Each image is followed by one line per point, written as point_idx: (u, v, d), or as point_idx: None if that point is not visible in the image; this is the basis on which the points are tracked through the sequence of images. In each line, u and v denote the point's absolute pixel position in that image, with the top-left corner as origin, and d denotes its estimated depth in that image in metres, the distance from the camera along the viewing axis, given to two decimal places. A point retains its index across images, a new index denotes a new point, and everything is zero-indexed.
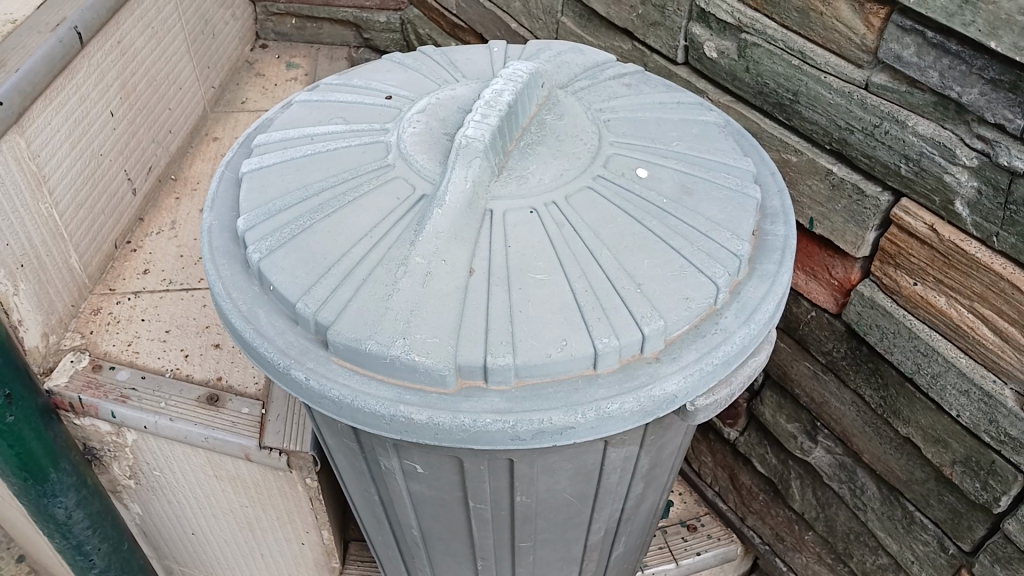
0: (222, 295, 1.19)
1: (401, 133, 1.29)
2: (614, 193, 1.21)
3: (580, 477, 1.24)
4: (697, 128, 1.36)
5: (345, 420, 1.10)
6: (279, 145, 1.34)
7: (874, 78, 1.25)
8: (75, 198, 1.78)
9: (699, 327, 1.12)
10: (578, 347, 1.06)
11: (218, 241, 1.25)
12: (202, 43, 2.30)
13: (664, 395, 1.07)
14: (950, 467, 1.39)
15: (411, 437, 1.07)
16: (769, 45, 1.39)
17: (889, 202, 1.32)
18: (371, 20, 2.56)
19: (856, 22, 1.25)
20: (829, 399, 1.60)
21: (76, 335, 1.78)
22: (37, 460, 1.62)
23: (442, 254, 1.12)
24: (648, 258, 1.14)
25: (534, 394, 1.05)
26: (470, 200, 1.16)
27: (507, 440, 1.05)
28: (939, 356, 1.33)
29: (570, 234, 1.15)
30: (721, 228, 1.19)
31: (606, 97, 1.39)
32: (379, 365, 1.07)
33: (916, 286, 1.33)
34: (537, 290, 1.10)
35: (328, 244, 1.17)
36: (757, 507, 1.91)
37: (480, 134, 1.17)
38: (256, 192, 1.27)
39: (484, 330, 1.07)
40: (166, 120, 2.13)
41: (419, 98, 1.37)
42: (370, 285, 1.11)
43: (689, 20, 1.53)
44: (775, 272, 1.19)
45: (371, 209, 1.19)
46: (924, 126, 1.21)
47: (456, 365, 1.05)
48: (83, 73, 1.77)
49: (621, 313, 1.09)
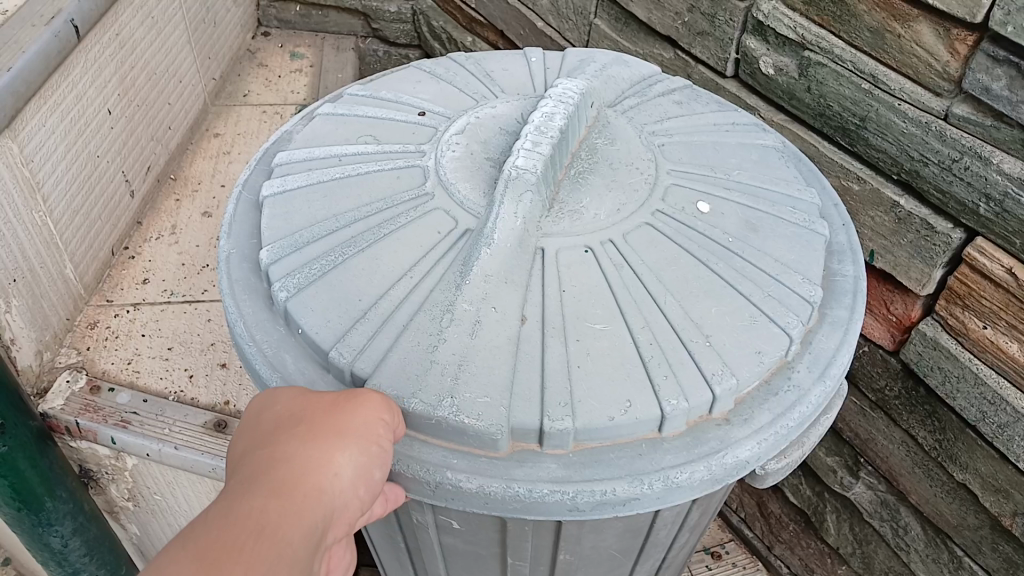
0: (243, 336, 1.07)
1: (440, 156, 1.18)
2: (675, 231, 1.11)
3: (628, 534, 1.15)
4: (757, 153, 1.26)
5: (382, 482, 1.00)
6: (303, 165, 1.22)
7: (954, 109, 1.15)
8: (71, 204, 1.65)
9: (771, 383, 1.03)
10: (644, 410, 0.95)
11: (237, 273, 1.13)
12: (203, 31, 2.16)
13: (736, 462, 0.98)
14: (1010, 518, 1.31)
15: (458, 505, 0.97)
16: (835, 65, 1.28)
17: (961, 240, 1.23)
18: (382, 10, 2.49)
19: (939, 48, 1.15)
20: (876, 436, 1.52)
21: (72, 352, 1.66)
22: (32, 490, 1.51)
23: (493, 300, 1.01)
24: (715, 306, 1.04)
25: (596, 460, 0.95)
26: (521, 239, 1.05)
27: (564, 510, 0.95)
28: (1007, 406, 1.24)
29: (630, 277, 1.05)
30: (792, 271, 1.10)
31: (658, 117, 1.29)
32: (422, 426, 0.96)
33: (985, 329, 1.25)
34: (597, 342, 1.00)
35: (363, 283, 1.05)
36: (786, 536, 1.85)
37: (532, 165, 1.07)
38: (280, 219, 1.15)
39: (541, 389, 0.96)
40: (165, 115, 2.00)
41: (458, 115, 1.26)
42: (412, 332, 1.00)
43: (742, 32, 1.42)
44: (847, 318, 1.10)
45: (409, 244, 1.08)
46: (1010, 165, 1.11)
47: (509, 428, 0.94)
48: (80, 69, 1.64)
49: (690, 371, 0.98)
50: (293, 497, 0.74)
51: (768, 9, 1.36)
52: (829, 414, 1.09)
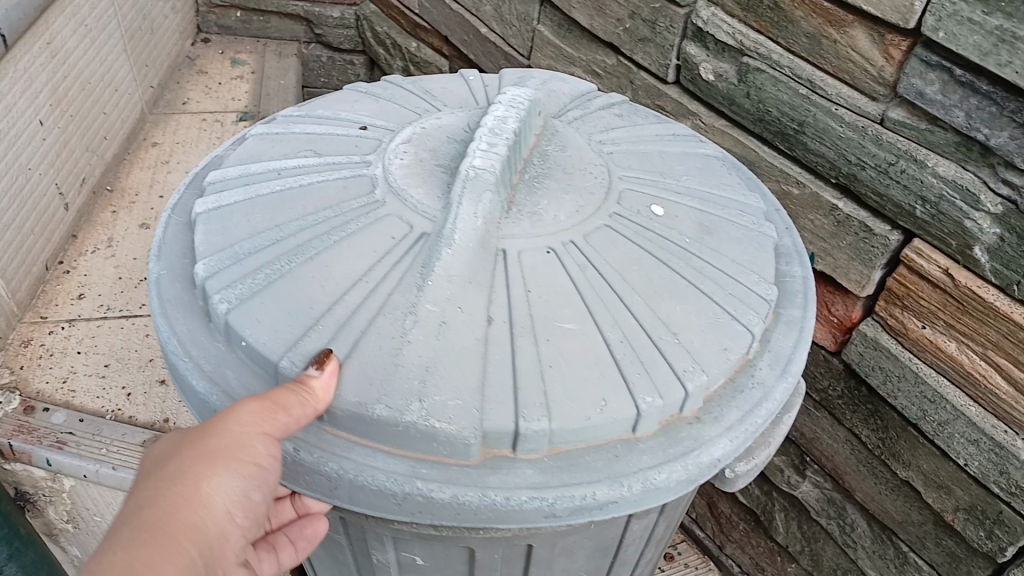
0: (177, 355, 0.96)
1: (386, 165, 1.11)
2: (632, 231, 1.04)
3: (597, 553, 1.09)
4: (700, 161, 1.24)
5: (338, 500, 0.88)
6: (239, 181, 1.14)
7: (890, 112, 1.17)
8: (2, 218, 1.59)
9: (736, 381, 0.97)
10: (620, 409, 0.87)
11: (168, 291, 1.03)
12: (138, 38, 2.12)
13: (711, 462, 0.91)
14: (952, 513, 1.34)
15: (426, 519, 0.86)
16: (773, 71, 1.30)
17: (898, 242, 1.25)
18: (324, 15, 2.47)
19: (874, 54, 1.16)
20: (821, 436, 1.54)
21: (5, 372, 1.60)
22: None
23: (457, 301, 0.92)
24: (679, 305, 0.98)
25: (574, 464, 0.87)
26: (482, 240, 0.98)
27: (540, 518, 0.86)
28: (948, 404, 1.27)
29: (595, 276, 0.98)
30: (747, 270, 1.05)
31: (603, 128, 1.27)
32: (385, 434, 0.86)
33: (925, 330, 1.27)
34: (568, 343, 0.91)
35: (312, 290, 0.95)
36: (737, 536, 1.86)
37: (490, 165, 1.01)
38: (215, 233, 1.05)
39: (513, 391, 0.87)
40: (100, 125, 1.95)
41: (401, 130, 1.20)
42: (373, 336, 0.90)
43: (682, 38, 1.43)
44: (800, 318, 1.06)
45: (360, 249, 0.99)
46: (945, 167, 1.14)
47: (482, 433, 0.85)
48: (9, 79, 1.58)
49: (662, 368, 0.91)
50: (163, 536, 0.76)
51: (707, 15, 1.36)
52: (790, 415, 1.05)
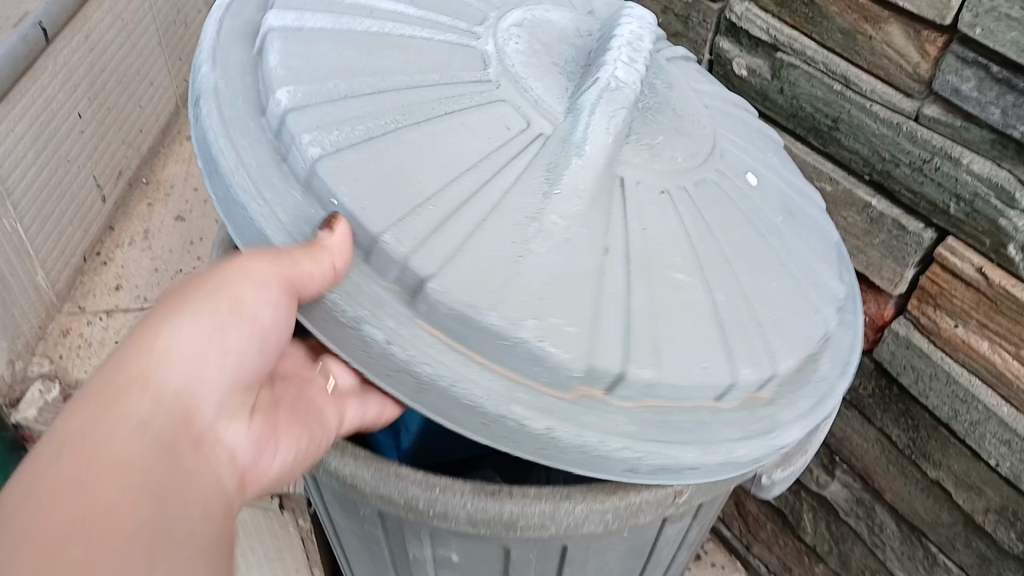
0: (236, 175, 0.84)
1: (501, 44, 1.00)
2: (729, 189, 0.98)
3: (631, 555, 1.07)
4: (779, 139, 1.16)
5: (418, 411, 0.82)
6: (321, 2, 1.02)
7: (925, 109, 1.16)
8: (42, 210, 1.63)
9: (807, 367, 0.94)
10: (718, 374, 0.84)
11: (230, 106, 0.91)
12: (174, 33, 2.15)
13: (788, 440, 0.89)
14: (982, 514, 1.33)
15: (507, 448, 0.82)
16: (807, 67, 1.29)
17: (932, 240, 1.24)
18: None
19: (910, 50, 1.15)
20: (850, 435, 1.53)
21: (44, 360, 1.63)
22: None
23: (585, 223, 0.86)
24: (774, 277, 0.93)
25: (666, 422, 0.83)
26: (609, 156, 0.90)
27: (618, 471, 0.83)
28: (979, 404, 1.26)
29: (702, 227, 0.92)
30: (829, 263, 1.02)
31: (697, 78, 1.16)
32: (495, 351, 0.80)
33: (957, 329, 1.26)
34: (677, 292, 0.86)
35: (422, 164, 0.86)
36: (764, 535, 1.86)
37: (632, 81, 0.95)
38: (298, 57, 0.94)
39: (625, 329, 0.82)
40: (137, 118, 1.98)
41: (506, 2, 1.09)
42: (485, 235, 0.83)
43: (716, 34, 1.43)
44: (852, 319, 1.01)
45: (473, 133, 0.90)
46: (979, 165, 1.13)
47: (590, 367, 0.80)
48: (49, 72, 1.61)
49: (754, 338, 0.88)
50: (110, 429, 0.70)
51: (741, 11, 1.36)
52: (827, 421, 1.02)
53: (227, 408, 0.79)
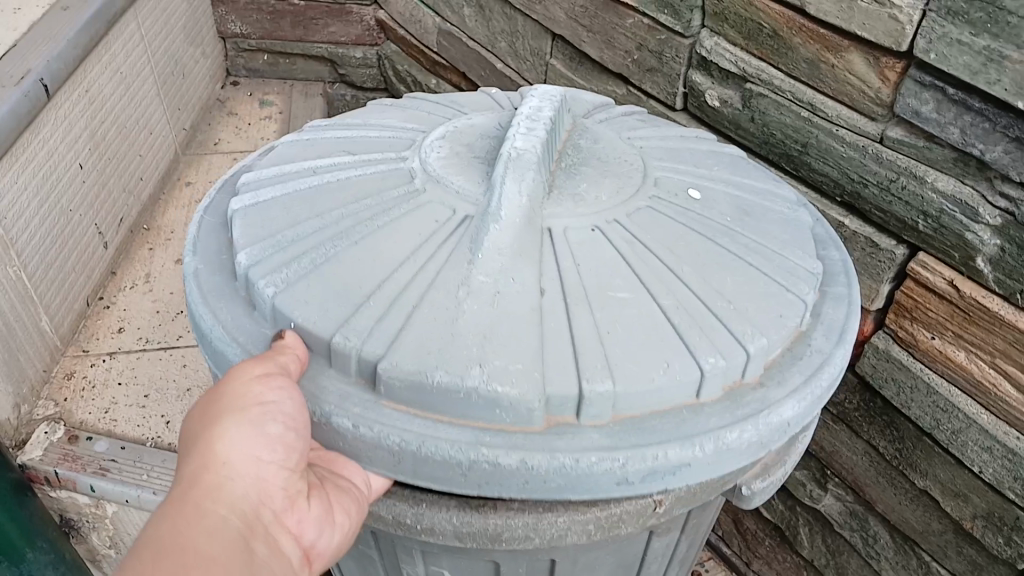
0: (223, 340, 0.95)
1: (424, 159, 1.10)
2: (675, 211, 1.04)
3: (622, 570, 1.11)
4: (727, 158, 1.21)
5: (403, 476, 0.88)
6: (275, 176, 1.13)
7: (889, 131, 1.22)
8: (46, 258, 1.68)
9: (794, 350, 0.97)
10: (682, 370, 0.87)
11: (209, 284, 1.02)
12: (171, 83, 2.22)
13: (780, 423, 0.91)
14: (970, 521, 1.36)
15: (494, 491, 0.85)
16: (776, 95, 1.35)
17: (904, 256, 1.29)
18: (348, 56, 2.55)
19: (871, 76, 1.21)
20: (840, 448, 1.57)
21: (50, 404, 1.67)
22: (12, 543, 1.53)
23: (511, 274, 0.93)
24: (731, 277, 0.97)
25: (639, 427, 0.86)
26: (528, 218, 0.97)
27: (613, 487, 0.86)
28: (960, 413, 1.30)
29: (642, 251, 0.97)
30: (792, 247, 1.04)
31: (631, 127, 1.24)
32: (448, 403, 0.85)
33: (933, 340, 1.30)
34: (624, 310, 0.91)
35: (361, 273, 0.95)
36: (763, 551, 1.89)
37: (531, 146, 1.01)
38: (255, 222, 1.04)
39: (573, 354, 0.87)
40: (137, 166, 2.04)
41: (433, 128, 1.19)
42: (426, 313, 0.89)
43: (688, 67, 1.49)
44: (847, 293, 1.06)
45: (407, 233, 0.99)
46: (944, 182, 1.18)
47: (546, 398, 0.84)
48: (51, 126, 1.68)
49: (721, 332, 0.91)
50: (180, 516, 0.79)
51: (711, 45, 1.42)
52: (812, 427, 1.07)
53: (283, 486, 0.85)
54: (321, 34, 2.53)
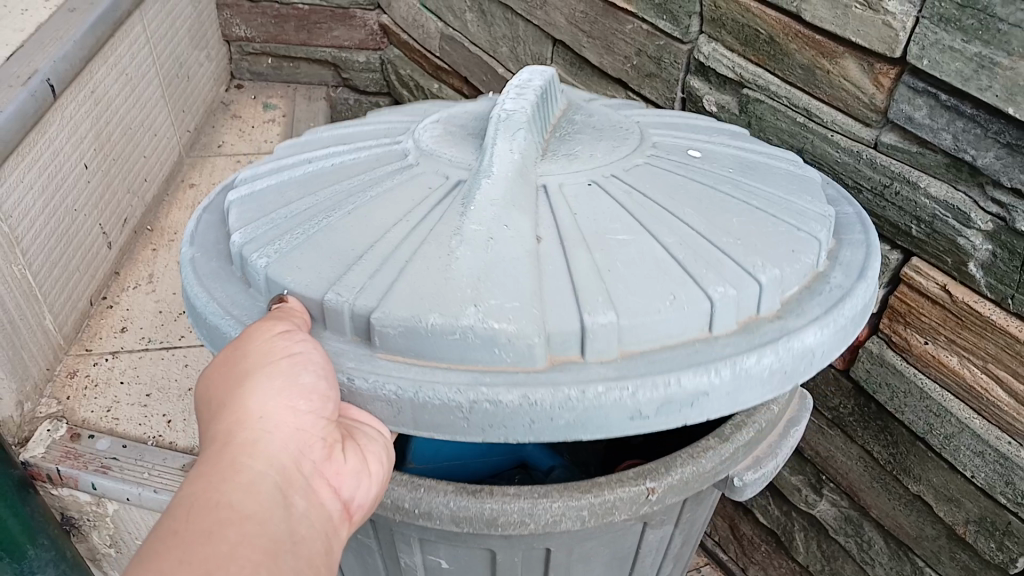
0: (217, 315, 0.96)
1: (417, 139, 1.13)
2: (674, 166, 1.07)
3: (614, 564, 1.12)
4: (734, 129, 1.24)
5: (406, 427, 0.86)
6: (269, 173, 1.16)
7: (883, 137, 1.23)
8: (50, 257, 1.70)
9: (812, 286, 0.98)
10: (690, 301, 0.87)
11: (205, 269, 1.04)
12: (176, 85, 2.24)
13: (803, 348, 0.90)
14: (963, 525, 1.37)
15: (499, 435, 0.84)
16: (772, 101, 1.36)
17: (898, 261, 1.30)
18: (350, 60, 2.57)
19: (865, 82, 1.22)
20: (835, 454, 1.57)
21: (52, 402, 1.69)
22: (14, 538, 1.54)
23: (504, 220, 0.92)
24: (735, 219, 0.98)
25: (650, 360, 0.86)
26: (519, 172, 0.99)
27: (626, 424, 0.85)
28: (952, 417, 1.30)
29: (641, 198, 0.99)
30: (802, 195, 1.07)
31: (626, 110, 1.26)
32: (445, 350, 0.84)
33: (927, 345, 1.31)
34: (624, 249, 0.92)
35: (355, 233, 0.96)
36: (759, 557, 1.88)
37: (519, 108, 1.06)
38: (252, 208, 1.07)
39: (574, 288, 0.88)
40: (141, 167, 2.06)
41: (427, 117, 1.22)
42: (420, 263, 0.90)
43: (686, 73, 1.50)
44: (864, 240, 1.07)
45: (400, 199, 1.00)
46: (936, 188, 1.19)
47: (548, 335, 0.84)
48: (57, 125, 1.70)
49: (729, 267, 0.92)
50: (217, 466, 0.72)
51: (709, 50, 1.43)
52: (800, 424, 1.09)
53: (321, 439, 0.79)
54: (324, 38, 2.56)
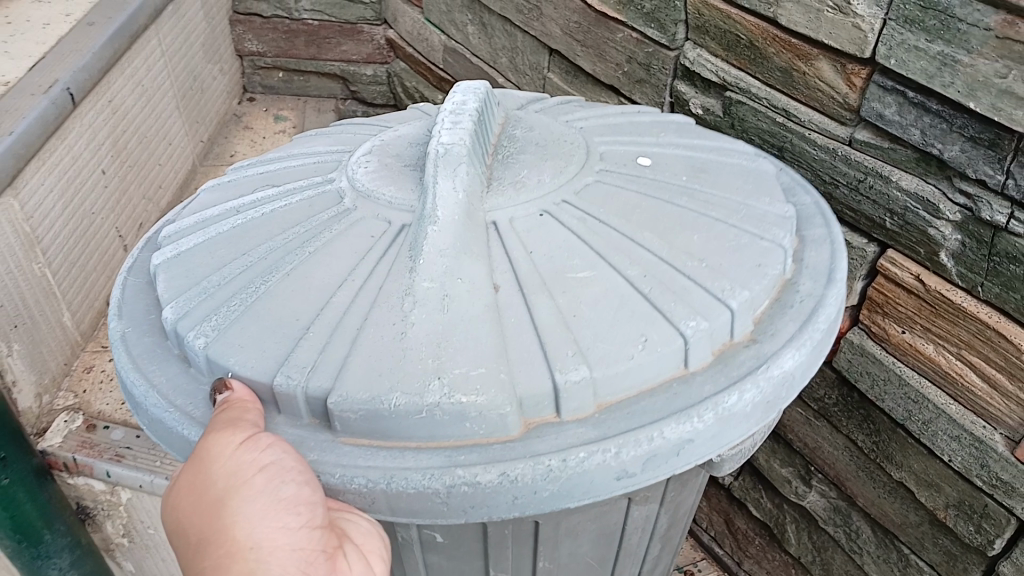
0: (161, 407, 0.96)
1: (352, 176, 1.14)
2: (626, 180, 1.11)
3: (601, 539, 1.18)
4: (675, 124, 1.31)
5: (383, 514, 0.87)
6: (194, 229, 1.16)
7: (858, 134, 1.30)
8: (68, 257, 1.78)
9: (783, 299, 1.03)
10: (661, 341, 0.91)
11: (138, 347, 1.04)
12: (191, 97, 2.34)
13: (784, 374, 0.94)
14: (943, 510, 1.41)
15: (481, 514, 0.85)
16: (753, 103, 1.43)
17: (875, 253, 1.36)
18: (358, 73, 2.67)
19: (838, 82, 1.29)
20: (822, 444, 1.63)
21: (69, 394, 1.76)
22: (32, 521, 1.63)
23: (457, 273, 0.94)
24: (697, 234, 1.03)
25: (628, 412, 0.88)
26: (468, 212, 1.00)
27: (613, 483, 0.87)
28: (930, 403, 1.36)
29: (596, 226, 1.02)
30: (759, 195, 1.14)
31: (567, 113, 1.33)
32: (414, 429, 0.86)
33: (904, 334, 1.37)
34: (586, 290, 0.95)
35: (293, 305, 0.96)
36: (753, 550, 1.93)
37: (457, 140, 1.05)
38: (180, 277, 1.06)
39: (540, 348, 0.89)
40: (156, 175, 2.15)
41: (358, 146, 1.24)
42: (370, 335, 0.90)
43: (674, 78, 1.57)
44: (826, 234, 1.14)
45: (344, 252, 1.01)
46: (907, 181, 1.25)
47: (518, 400, 0.86)
48: (76, 132, 1.78)
49: (698, 295, 0.96)
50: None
51: (694, 56, 1.51)
52: None
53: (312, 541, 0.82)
54: (333, 53, 2.65)
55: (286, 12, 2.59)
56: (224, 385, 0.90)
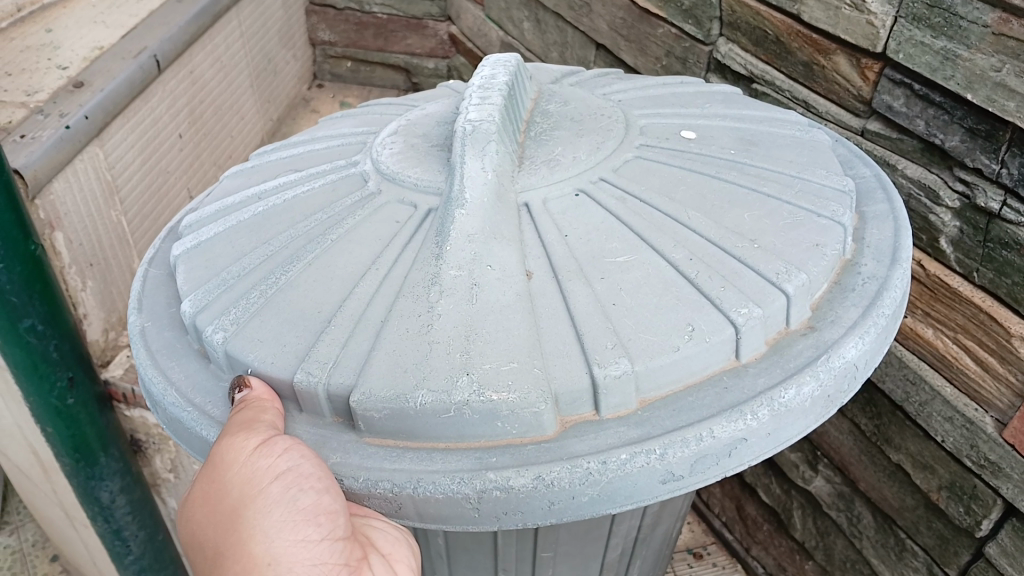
0: (178, 405, 1.02)
1: (376, 159, 1.23)
2: (669, 157, 1.19)
3: None
4: (720, 95, 1.41)
5: (411, 520, 0.90)
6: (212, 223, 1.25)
7: (869, 125, 1.40)
8: (142, 210, 1.95)
9: (843, 283, 1.07)
10: (708, 330, 0.94)
11: (157, 343, 1.11)
12: (264, 77, 2.53)
13: (847, 364, 0.97)
14: (937, 492, 1.47)
15: (516, 521, 0.87)
16: (777, 95, 1.54)
17: None
18: (421, 66, 2.82)
19: (853, 75, 1.38)
20: (828, 429, 1.70)
21: None
22: (89, 444, 1.77)
23: (489, 260, 1.00)
24: (747, 213, 1.09)
25: (675, 406, 0.91)
26: (500, 196, 1.07)
27: (659, 487, 0.89)
28: (926, 385, 1.43)
29: (635, 206, 1.09)
30: (815, 169, 1.20)
31: (606, 86, 1.44)
32: (443, 429, 0.89)
33: (907, 319, 1.45)
34: (625, 274, 1.00)
35: (311, 298, 1.02)
36: (761, 536, 2.00)
37: (484, 118, 1.12)
38: (199, 270, 1.14)
39: (578, 333, 0.94)
40: (227, 145, 2.33)
41: (384, 128, 1.35)
42: (393, 330, 0.95)
43: (707, 71, 1.68)
44: (887, 212, 1.19)
45: (370, 238, 1.08)
46: (912, 170, 1.35)
47: (554, 398, 0.89)
48: (158, 97, 1.96)
49: (753, 279, 1.00)
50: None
51: (725, 50, 1.62)
52: None
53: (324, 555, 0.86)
54: (399, 45, 2.82)
55: (358, 6, 2.77)
56: (243, 383, 0.95)
